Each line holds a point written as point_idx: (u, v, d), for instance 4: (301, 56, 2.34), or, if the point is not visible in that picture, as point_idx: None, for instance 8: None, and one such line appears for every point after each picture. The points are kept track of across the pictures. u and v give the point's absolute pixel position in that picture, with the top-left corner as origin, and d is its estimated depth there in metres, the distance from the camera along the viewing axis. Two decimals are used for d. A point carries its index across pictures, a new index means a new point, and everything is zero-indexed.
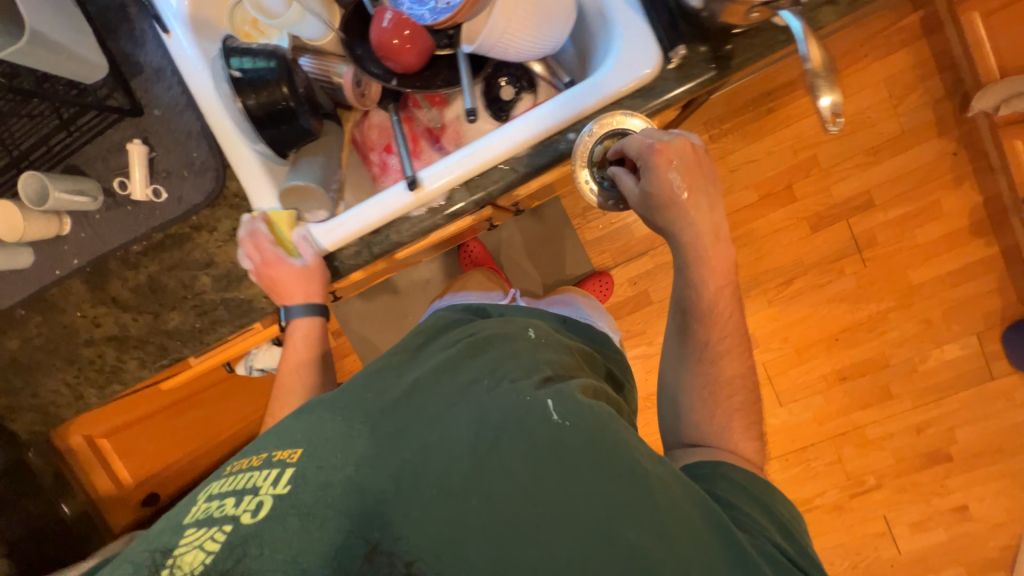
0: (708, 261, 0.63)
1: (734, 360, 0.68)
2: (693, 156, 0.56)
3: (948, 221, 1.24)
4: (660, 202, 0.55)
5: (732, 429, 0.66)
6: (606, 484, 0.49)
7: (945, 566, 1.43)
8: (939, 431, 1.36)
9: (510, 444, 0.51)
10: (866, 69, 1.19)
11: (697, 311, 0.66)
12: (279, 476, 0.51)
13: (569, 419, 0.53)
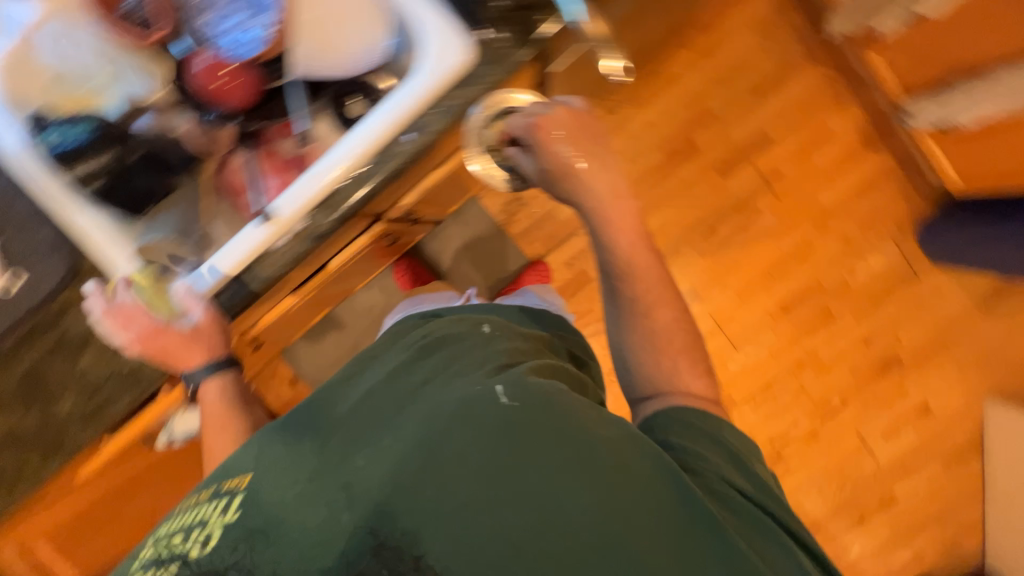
0: (612, 218, 0.66)
1: (665, 309, 0.70)
2: (577, 119, 0.62)
3: (839, 141, 1.32)
4: (556, 174, 0.62)
5: (680, 370, 0.68)
6: (557, 450, 0.53)
7: (923, 464, 1.49)
8: (885, 338, 1.42)
9: (463, 432, 0.54)
10: (729, 19, 1.28)
11: (617, 269, 0.69)
12: (228, 504, 0.58)
13: (518, 399, 0.56)
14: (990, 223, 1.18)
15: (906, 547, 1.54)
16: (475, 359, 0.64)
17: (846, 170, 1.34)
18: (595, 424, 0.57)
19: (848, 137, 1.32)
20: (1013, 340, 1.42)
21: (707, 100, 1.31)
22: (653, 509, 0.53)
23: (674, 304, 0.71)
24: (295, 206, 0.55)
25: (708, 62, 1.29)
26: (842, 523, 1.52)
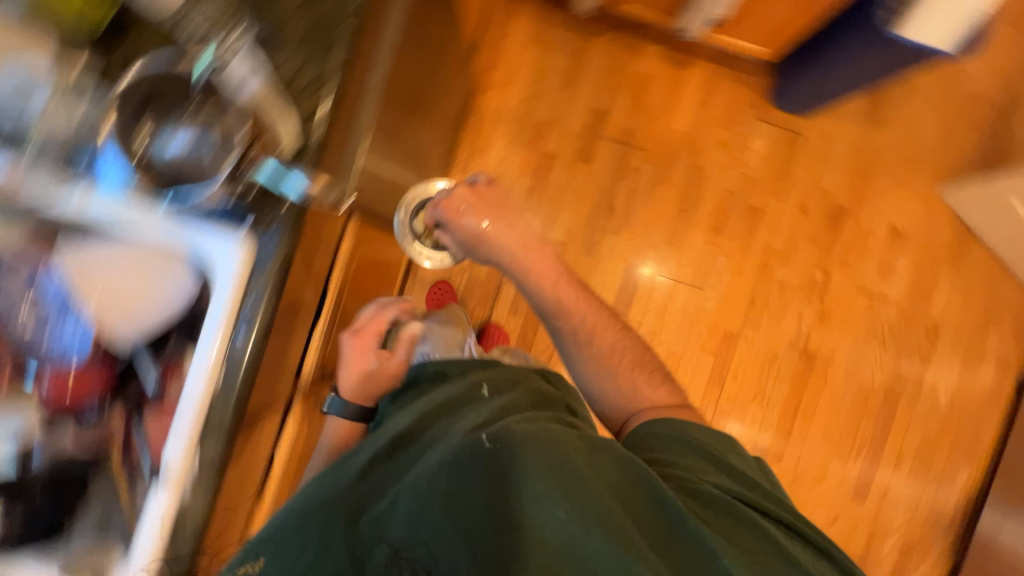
0: (532, 269, 0.84)
1: (606, 332, 0.84)
2: (475, 194, 0.86)
3: (658, 76, 1.42)
4: (469, 240, 0.85)
5: (639, 385, 0.83)
6: (535, 477, 0.59)
7: (935, 278, 1.45)
8: (817, 198, 1.44)
9: (456, 480, 0.62)
10: (507, 47, 1.41)
11: (550, 310, 0.84)
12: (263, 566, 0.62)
13: (496, 441, 0.63)
14: (813, 61, 1.23)
15: (983, 358, 1.46)
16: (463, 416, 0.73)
17: (681, 92, 1.42)
18: (571, 446, 0.64)
19: (663, 67, 1.42)
20: (921, 127, 1.43)
21: (533, 115, 1.42)
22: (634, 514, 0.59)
23: (613, 322, 0.86)
24: (179, 453, 0.56)
25: (514, 87, 1.41)
26: (910, 375, 1.46)
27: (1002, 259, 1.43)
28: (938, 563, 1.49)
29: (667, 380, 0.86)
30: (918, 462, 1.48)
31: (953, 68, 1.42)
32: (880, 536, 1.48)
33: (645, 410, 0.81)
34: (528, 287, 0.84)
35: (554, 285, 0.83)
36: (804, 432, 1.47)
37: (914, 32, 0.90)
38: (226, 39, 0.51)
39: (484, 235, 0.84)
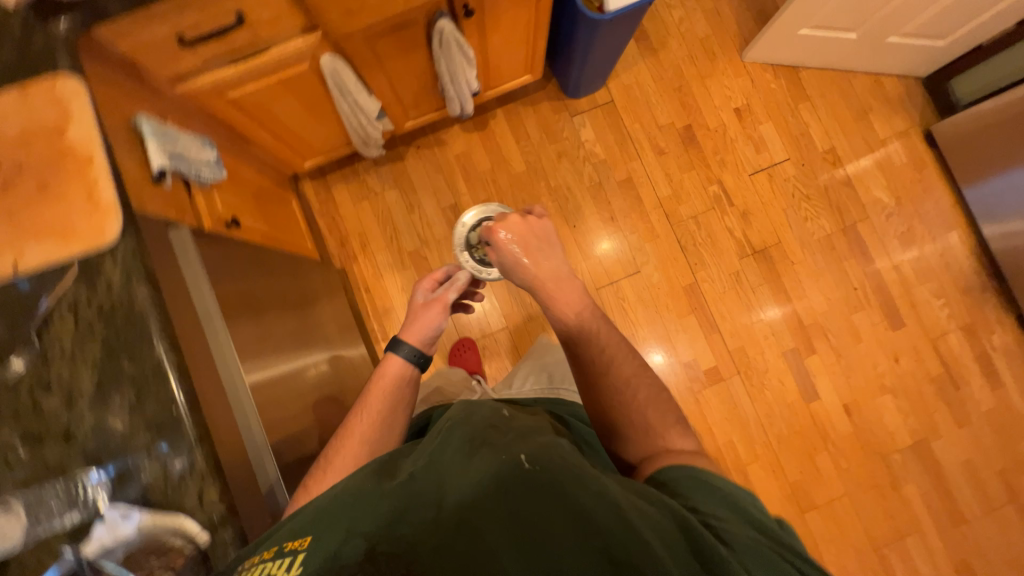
0: (559, 300, 0.86)
1: (627, 367, 0.82)
2: (524, 227, 0.89)
3: (472, 146, 1.50)
4: (508, 264, 0.88)
5: (654, 424, 0.77)
6: (565, 512, 0.52)
7: (798, 118, 1.52)
8: (662, 133, 1.51)
9: (495, 493, 0.55)
10: (344, 217, 1.47)
11: (567, 335, 0.86)
12: (292, 561, 0.52)
13: (538, 463, 0.57)
14: (570, 56, 1.32)
15: (887, 142, 1.52)
16: (502, 429, 0.66)
17: (498, 142, 1.50)
18: (601, 474, 0.57)
19: (470, 136, 1.50)
20: (690, 24, 1.55)
21: (403, 248, 1.46)
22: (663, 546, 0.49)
23: (630, 357, 0.84)
24: None
25: (372, 241, 1.46)
26: (848, 201, 1.50)
27: (830, 66, 1.52)
28: (1006, 322, 1.47)
29: (680, 420, 0.79)
30: (916, 259, 1.48)
31: None
32: (943, 341, 1.46)
33: (661, 453, 0.74)
34: (552, 311, 0.87)
35: (582, 317, 0.86)
36: (812, 312, 1.47)
37: (614, 3, 1.08)
38: (92, 504, 0.56)
39: (523, 264, 0.87)
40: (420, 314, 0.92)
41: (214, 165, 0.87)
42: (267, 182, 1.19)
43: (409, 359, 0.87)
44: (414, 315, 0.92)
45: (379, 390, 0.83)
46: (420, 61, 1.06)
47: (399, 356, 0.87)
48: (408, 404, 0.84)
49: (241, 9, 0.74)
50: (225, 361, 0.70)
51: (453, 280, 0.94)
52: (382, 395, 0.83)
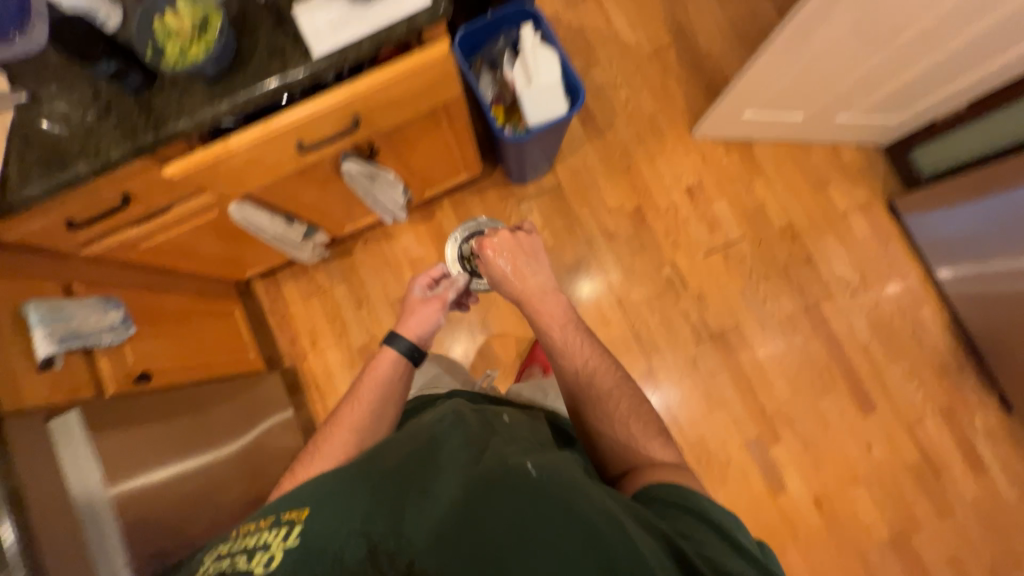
0: (542, 315, 0.89)
1: (606, 377, 0.83)
2: (513, 241, 0.94)
3: (420, 239, 1.49)
4: (497, 279, 0.94)
5: (636, 435, 0.77)
6: (563, 518, 0.54)
7: (753, 195, 1.48)
8: (612, 216, 1.48)
9: (506, 496, 0.57)
10: (294, 316, 1.47)
11: (554, 348, 0.87)
12: (289, 531, 0.54)
13: (543, 473, 0.60)
14: (503, 154, 1.30)
15: (847, 215, 1.46)
16: (503, 440, 0.68)
17: (444, 232, 1.49)
18: (600, 495, 0.58)
19: (417, 228, 1.49)
20: (636, 104, 1.53)
21: (352, 344, 1.46)
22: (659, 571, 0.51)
23: (609, 370, 0.84)
24: None
25: (322, 338, 1.46)
26: (809, 280, 1.44)
27: (783, 138, 1.47)
28: (988, 404, 1.37)
29: (662, 433, 0.79)
30: (885, 339, 1.41)
31: (620, 49, 1.56)
32: (918, 427, 1.37)
33: (644, 467, 0.74)
34: (537, 326, 0.89)
35: (564, 330, 0.87)
36: (774, 398, 1.40)
37: (534, 117, 1.05)
38: None
39: (510, 278, 0.91)
40: (419, 309, 0.95)
41: (120, 324, 0.87)
42: (204, 303, 1.19)
43: (404, 353, 0.90)
44: (412, 309, 0.96)
45: (371, 381, 0.87)
46: (338, 188, 1.05)
47: (395, 347, 0.90)
48: (398, 400, 0.86)
49: (127, 191, 0.75)
50: (92, 532, 0.73)
51: (451, 280, 1.01)
52: (373, 386, 0.86)
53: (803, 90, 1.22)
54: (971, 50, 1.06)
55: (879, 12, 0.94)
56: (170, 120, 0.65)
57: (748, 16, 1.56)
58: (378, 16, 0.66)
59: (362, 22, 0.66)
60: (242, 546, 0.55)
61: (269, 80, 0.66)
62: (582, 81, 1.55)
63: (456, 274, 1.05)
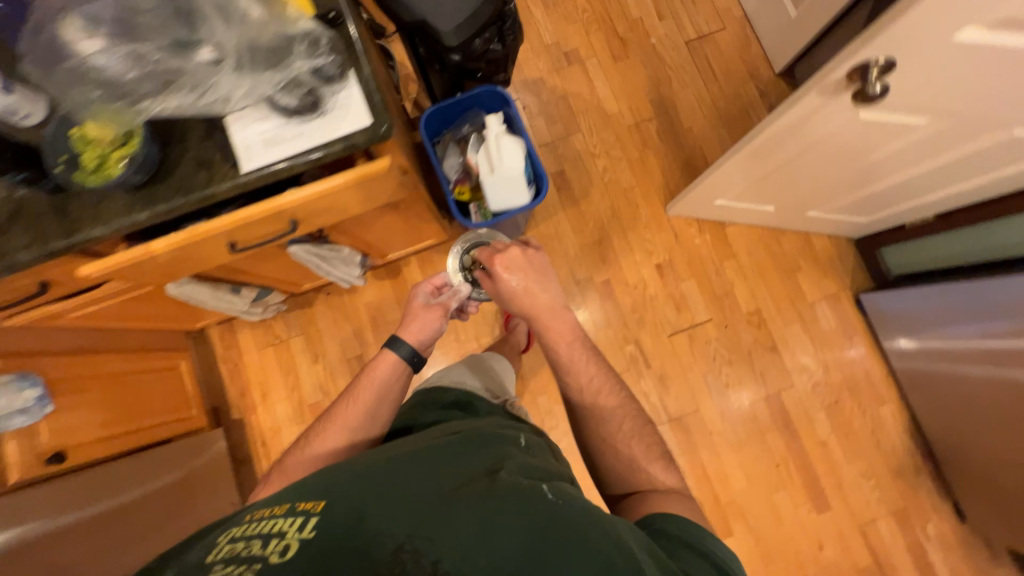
0: (548, 334, 0.81)
1: (609, 396, 0.82)
2: (524, 259, 0.83)
3: (384, 296, 1.46)
4: (507, 295, 0.83)
5: (637, 456, 0.78)
6: (589, 548, 0.50)
7: (723, 278, 1.47)
8: (581, 288, 1.46)
9: (526, 510, 0.53)
10: (247, 365, 1.43)
11: (558, 365, 0.83)
12: (304, 522, 0.52)
13: (564, 497, 0.56)
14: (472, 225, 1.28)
15: (815, 306, 1.45)
16: (522, 461, 0.65)
17: (409, 291, 1.45)
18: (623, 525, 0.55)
19: (382, 285, 1.45)
20: (614, 174, 1.52)
21: (305, 400, 1.42)
22: None
23: (614, 391, 0.83)
24: None
25: (273, 391, 1.42)
26: (772, 369, 1.42)
27: (756, 223, 1.46)
28: (942, 510, 1.36)
29: (665, 455, 0.79)
30: (844, 434, 1.40)
31: (602, 118, 1.55)
32: (871, 528, 1.35)
33: (646, 491, 0.75)
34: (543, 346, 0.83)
35: (572, 350, 0.81)
36: (729, 488, 1.38)
37: (495, 203, 1.03)
38: None
39: (520, 297, 0.81)
40: (420, 315, 0.95)
41: (35, 403, 0.84)
42: (144, 359, 1.15)
43: (404, 358, 0.91)
44: (413, 315, 0.95)
45: (368, 382, 0.88)
46: (289, 261, 1.02)
47: (395, 353, 0.90)
48: (392, 402, 0.88)
49: (43, 279, 0.72)
50: None
51: (455, 290, 0.98)
52: (370, 389, 0.88)
53: (771, 189, 1.20)
54: (934, 180, 1.03)
55: (836, 147, 0.92)
56: (83, 226, 0.62)
57: (730, 97, 1.56)
58: (315, 134, 0.64)
59: (293, 140, 0.63)
60: (256, 532, 0.52)
61: (193, 193, 0.63)
62: (561, 148, 1.54)
63: (457, 280, 1.00)
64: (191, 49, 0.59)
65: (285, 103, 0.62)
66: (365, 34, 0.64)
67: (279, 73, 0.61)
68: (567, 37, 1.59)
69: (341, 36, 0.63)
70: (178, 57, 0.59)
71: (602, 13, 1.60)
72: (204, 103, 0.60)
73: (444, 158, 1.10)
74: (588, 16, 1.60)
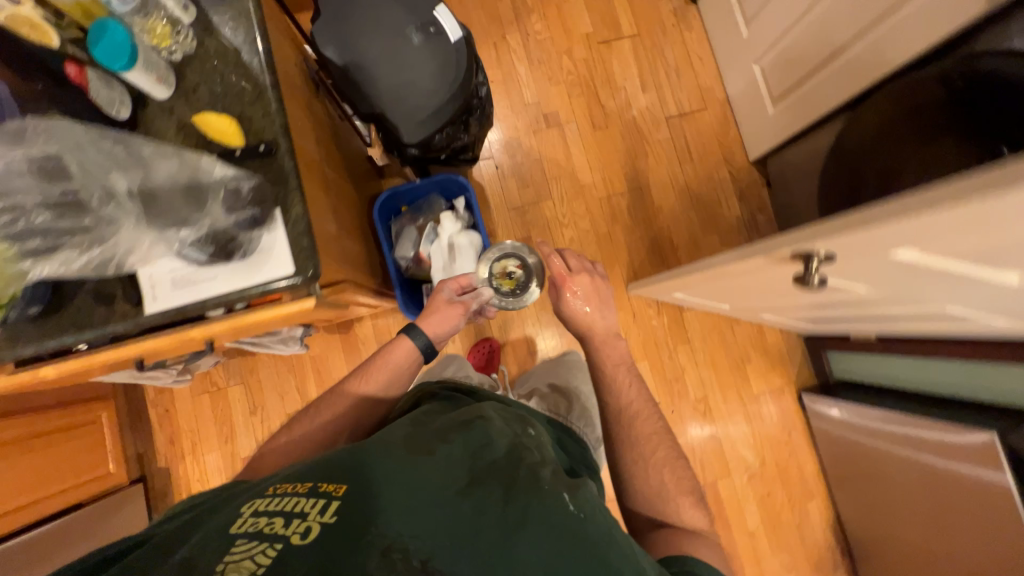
0: (601, 355, 0.92)
1: (647, 421, 0.87)
2: (592, 285, 0.94)
3: (332, 351, 1.40)
4: (567, 310, 0.94)
5: (667, 483, 0.81)
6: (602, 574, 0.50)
7: (675, 362, 1.48)
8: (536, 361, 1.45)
9: (540, 521, 0.53)
10: (178, 413, 1.36)
11: (603, 383, 0.91)
12: (327, 505, 0.52)
13: (583, 511, 0.55)
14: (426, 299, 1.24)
15: (760, 398, 1.49)
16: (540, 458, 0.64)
17: (359, 349, 1.40)
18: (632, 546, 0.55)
19: (331, 340, 1.40)
20: (580, 247, 1.50)
21: (237, 452, 1.36)
22: None
23: (652, 418, 0.87)
24: None
25: (205, 441, 1.36)
26: (711, 457, 1.45)
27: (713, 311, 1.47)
28: None
29: (694, 493, 0.81)
30: (772, 526, 1.44)
31: (575, 187, 1.53)
32: None
33: (674, 524, 0.77)
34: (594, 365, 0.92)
35: (617, 370, 0.91)
36: None
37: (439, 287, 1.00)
38: None
39: (584, 317, 0.93)
40: (440, 309, 0.92)
41: None
42: (57, 419, 1.08)
43: (419, 348, 0.89)
44: (434, 307, 0.92)
45: (380, 367, 0.86)
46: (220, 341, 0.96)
47: (411, 340, 0.88)
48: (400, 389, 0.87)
49: None
50: None
51: (477, 291, 0.95)
52: (380, 374, 0.86)
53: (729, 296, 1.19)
54: (880, 319, 1.05)
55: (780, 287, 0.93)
56: None
57: (703, 180, 1.57)
58: (229, 280, 0.59)
59: (205, 284, 0.59)
60: (277, 509, 0.53)
61: (83, 333, 0.58)
62: (531, 213, 1.51)
63: (484, 284, 0.96)
64: (75, 209, 0.52)
65: (193, 255, 0.57)
66: (299, 171, 0.63)
67: (190, 229, 0.57)
68: (548, 98, 1.56)
69: (272, 176, 0.61)
70: (61, 220, 0.51)
71: (586, 78, 1.58)
72: (93, 265, 0.54)
73: (400, 239, 1.04)
74: (572, 79, 1.57)
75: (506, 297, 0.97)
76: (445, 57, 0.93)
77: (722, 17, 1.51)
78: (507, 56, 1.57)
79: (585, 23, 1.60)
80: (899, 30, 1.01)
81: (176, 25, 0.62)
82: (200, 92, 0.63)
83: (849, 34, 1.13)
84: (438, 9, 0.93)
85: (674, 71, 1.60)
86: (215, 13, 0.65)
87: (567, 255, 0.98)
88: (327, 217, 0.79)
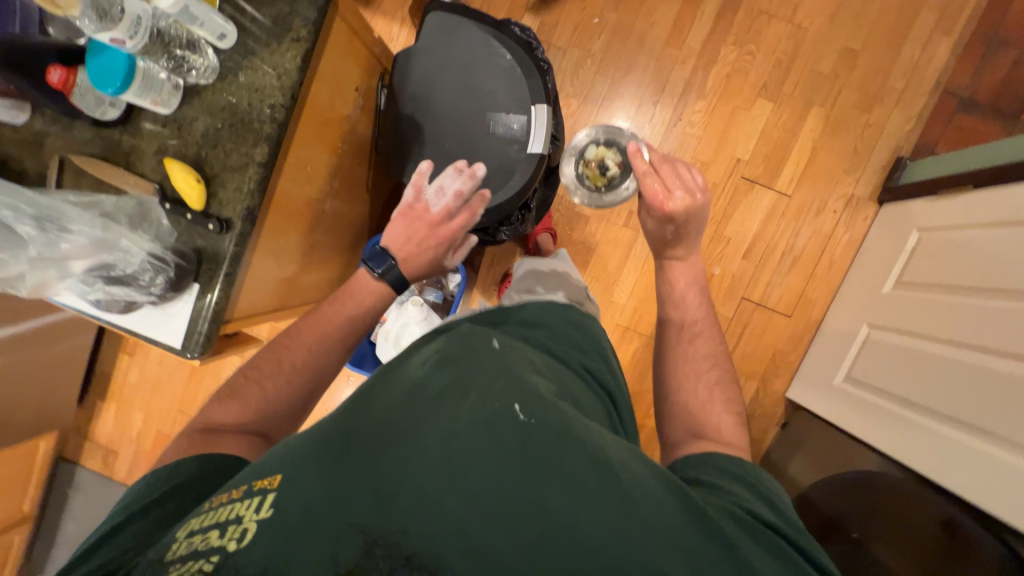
0: (669, 272, 0.94)
1: (703, 342, 0.85)
2: (693, 207, 0.88)
3: None
4: (656, 232, 0.93)
5: (715, 400, 0.77)
6: (576, 483, 0.45)
7: None
8: None
9: (496, 439, 0.47)
10: None
11: (670, 298, 0.93)
12: (264, 501, 0.43)
13: (535, 418, 0.50)
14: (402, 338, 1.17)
15: None
16: (489, 378, 0.56)
17: None
18: (600, 442, 0.52)
19: None
20: None
21: None
22: (676, 518, 0.47)
23: (711, 341, 0.86)
24: None
25: None
26: None
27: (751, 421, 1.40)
28: None
29: (738, 412, 0.77)
30: None
31: (604, 291, 1.38)
32: None
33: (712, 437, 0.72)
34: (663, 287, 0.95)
35: (687, 288, 0.92)
36: None
37: None
38: None
39: (666, 242, 0.93)
40: (411, 220, 0.76)
41: None
42: None
43: (390, 275, 0.74)
44: (405, 219, 0.77)
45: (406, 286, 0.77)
46: None
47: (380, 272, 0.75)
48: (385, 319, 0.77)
49: None
50: None
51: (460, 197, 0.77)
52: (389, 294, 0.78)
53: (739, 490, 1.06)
54: None
55: None
56: None
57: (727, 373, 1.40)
58: (132, 324, 0.62)
59: (111, 320, 0.62)
60: (212, 520, 0.43)
61: None
62: None
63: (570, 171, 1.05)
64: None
65: (94, 297, 0.59)
66: (240, 258, 0.60)
67: (112, 287, 0.58)
68: None
69: (211, 253, 0.59)
70: None
71: None
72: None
73: None
74: None
75: (587, 189, 1.05)
76: (507, 159, 0.82)
77: (884, 252, 1.23)
78: (641, 126, 1.34)
79: (744, 148, 1.33)
80: (968, 454, 0.85)
81: (200, 44, 0.56)
82: (197, 127, 0.59)
83: (938, 406, 0.93)
84: (537, 107, 0.80)
85: (792, 258, 1.35)
86: (254, 51, 0.59)
87: (668, 166, 0.90)
88: (287, 263, 0.77)
